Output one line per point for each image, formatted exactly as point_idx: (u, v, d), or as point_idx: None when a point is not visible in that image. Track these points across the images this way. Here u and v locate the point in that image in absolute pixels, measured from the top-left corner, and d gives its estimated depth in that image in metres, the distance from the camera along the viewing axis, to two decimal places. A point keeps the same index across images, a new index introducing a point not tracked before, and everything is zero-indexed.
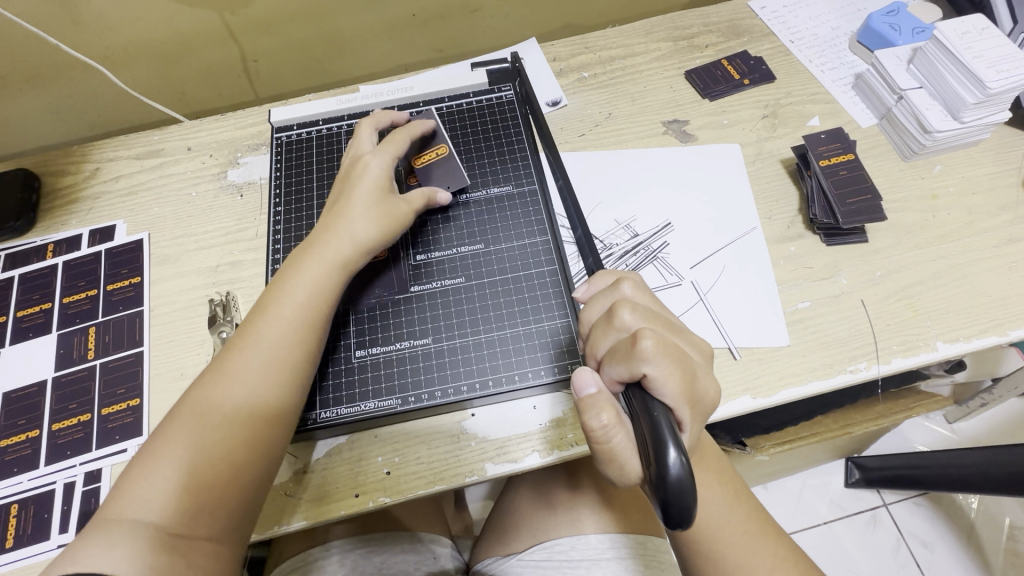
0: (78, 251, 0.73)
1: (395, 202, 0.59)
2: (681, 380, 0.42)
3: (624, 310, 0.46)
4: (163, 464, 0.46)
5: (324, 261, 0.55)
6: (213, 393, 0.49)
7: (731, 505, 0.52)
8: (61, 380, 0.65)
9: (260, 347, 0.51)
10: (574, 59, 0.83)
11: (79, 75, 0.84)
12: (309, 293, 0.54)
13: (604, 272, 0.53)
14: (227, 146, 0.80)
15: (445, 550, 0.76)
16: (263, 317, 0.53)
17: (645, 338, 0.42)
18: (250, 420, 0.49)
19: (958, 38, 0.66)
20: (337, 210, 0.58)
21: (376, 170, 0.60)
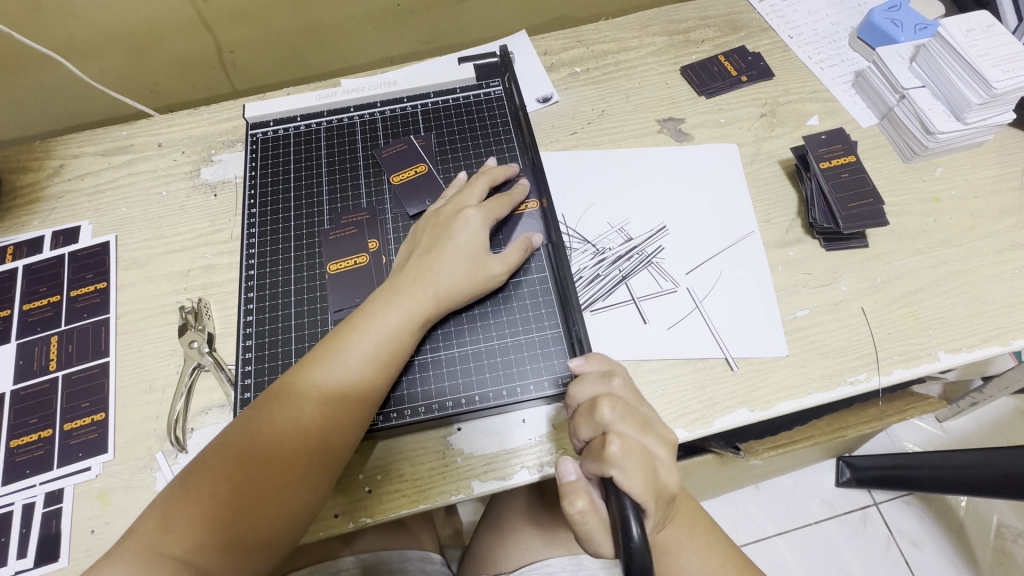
0: (40, 254, 0.69)
1: (489, 261, 0.56)
2: (648, 482, 0.41)
3: (602, 407, 0.44)
4: (204, 507, 0.45)
5: (401, 310, 0.52)
6: (268, 441, 0.47)
7: (706, 557, 0.51)
8: (20, 393, 0.61)
9: (323, 403, 0.48)
10: (566, 53, 0.80)
11: (43, 66, 0.79)
12: (379, 344, 0.51)
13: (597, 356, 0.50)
14: (201, 143, 0.76)
15: (436, 568, 0.72)
16: (335, 367, 0.50)
17: (613, 443, 0.41)
18: (299, 478, 0.47)
19: (963, 36, 0.64)
20: (430, 260, 0.55)
21: (476, 229, 0.57)
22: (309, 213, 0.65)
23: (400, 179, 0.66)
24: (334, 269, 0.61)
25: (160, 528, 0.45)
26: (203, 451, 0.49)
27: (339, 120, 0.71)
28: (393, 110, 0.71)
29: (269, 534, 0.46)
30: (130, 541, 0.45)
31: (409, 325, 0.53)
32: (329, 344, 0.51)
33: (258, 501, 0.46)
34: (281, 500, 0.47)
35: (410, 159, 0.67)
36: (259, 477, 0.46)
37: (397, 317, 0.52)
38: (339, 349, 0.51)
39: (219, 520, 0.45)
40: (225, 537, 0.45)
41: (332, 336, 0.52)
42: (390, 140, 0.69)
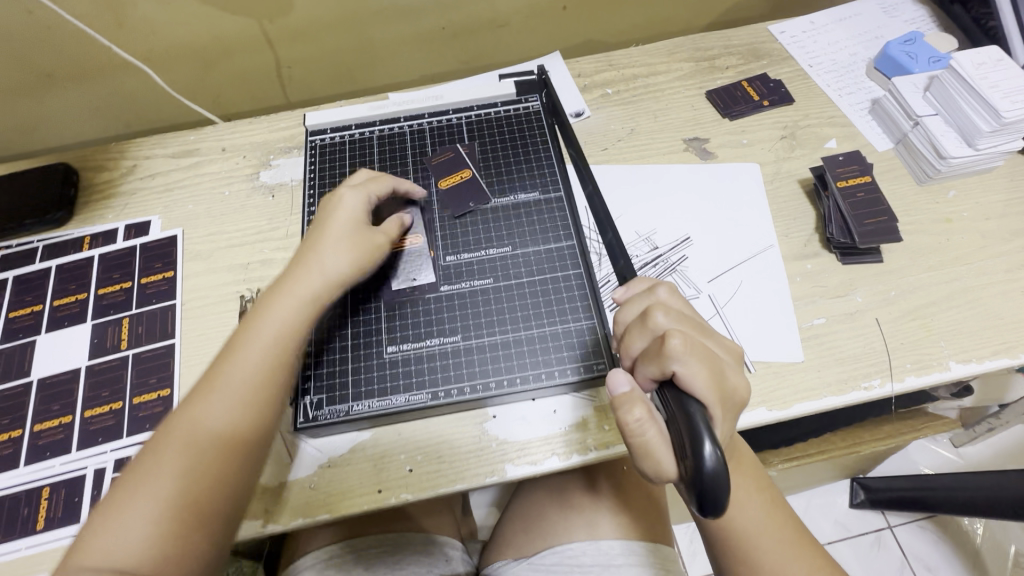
0: (113, 244, 0.75)
1: (372, 233, 0.62)
2: (709, 377, 0.43)
3: (656, 312, 0.48)
4: (145, 502, 0.46)
5: (292, 294, 0.57)
6: (196, 426, 0.50)
7: (769, 513, 0.52)
8: (94, 368, 0.66)
9: (236, 382, 0.52)
10: (598, 76, 0.86)
11: (122, 75, 0.87)
12: (281, 325, 0.55)
13: (639, 279, 0.54)
14: (261, 148, 0.83)
15: (456, 552, 0.78)
16: (258, 355, 0.54)
17: (673, 337, 0.44)
18: (238, 451, 0.50)
19: (974, 69, 0.68)
20: (312, 246, 0.60)
21: (353, 206, 0.62)
22: None
23: (446, 184, 0.72)
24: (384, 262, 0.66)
25: (99, 535, 0.45)
26: (134, 459, 0.50)
27: (390, 129, 0.77)
28: (439, 121, 0.77)
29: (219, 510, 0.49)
30: (76, 557, 0.44)
31: (308, 304, 0.57)
32: (234, 336, 0.55)
33: (195, 480, 0.48)
34: (225, 477, 0.49)
35: (456, 165, 0.73)
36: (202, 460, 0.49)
37: (290, 299, 0.57)
38: (246, 334, 0.55)
39: (171, 509, 0.47)
40: (173, 524, 0.46)
41: (240, 327, 0.56)
42: (437, 149, 0.75)
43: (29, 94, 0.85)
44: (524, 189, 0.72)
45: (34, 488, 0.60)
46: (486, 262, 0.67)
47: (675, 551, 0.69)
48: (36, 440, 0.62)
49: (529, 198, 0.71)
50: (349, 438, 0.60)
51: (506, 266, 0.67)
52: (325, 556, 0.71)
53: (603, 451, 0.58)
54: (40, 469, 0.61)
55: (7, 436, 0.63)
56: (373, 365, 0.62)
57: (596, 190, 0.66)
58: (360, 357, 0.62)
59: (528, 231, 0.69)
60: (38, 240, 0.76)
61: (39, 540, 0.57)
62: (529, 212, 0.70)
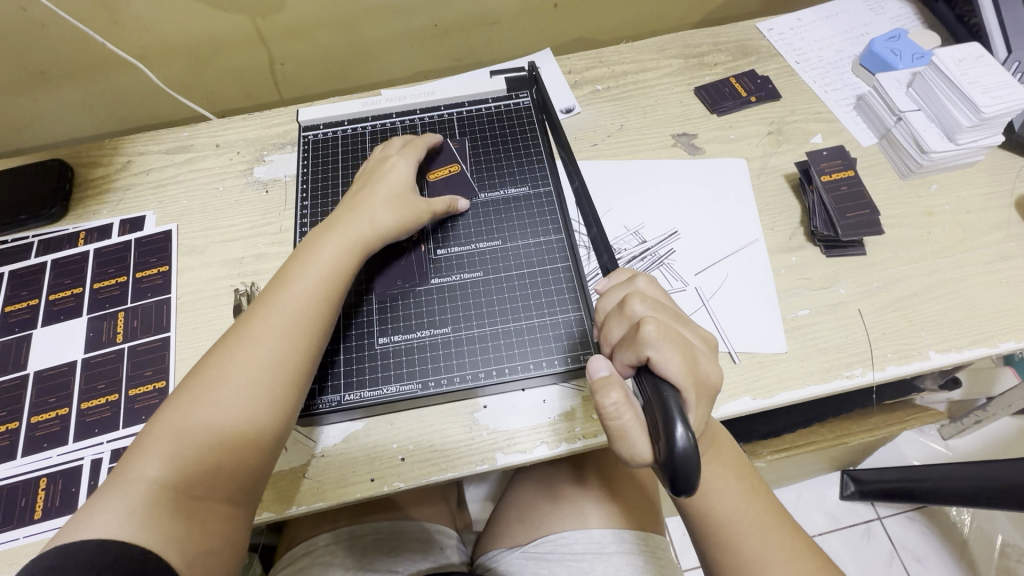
0: (109, 239, 0.76)
1: (414, 200, 0.65)
2: (683, 363, 0.44)
3: (634, 301, 0.49)
4: (175, 438, 0.50)
5: (334, 243, 0.59)
6: (229, 364, 0.52)
7: (748, 499, 0.54)
8: (90, 361, 0.67)
9: (277, 325, 0.54)
10: (589, 72, 0.87)
11: (116, 73, 0.88)
12: (319, 276, 0.58)
13: (621, 270, 0.56)
14: (254, 144, 0.84)
15: (451, 541, 0.79)
16: (295, 299, 0.56)
17: (648, 323, 0.45)
18: (267, 394, 0.52)
19: (955, 65, 0.70)
20: (360, 201, 0.63)
21: (402, 171, 0.66)
22: None
23: (437, 176, 0.72)
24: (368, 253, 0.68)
25: (138, 463, 0.49)
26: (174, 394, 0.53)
27: (382, 125, 0.78)
28: (431, 117, 0.78)
29: (242, 450, 0.51)
30: (116, 483, 0.48)
31: (345, 257, 0.59)
32: (275, 282, 0.58)
33: (222, 420, 0.50)
34: (251, 417, 0.51)
35: (448, 159, 0.74)
36: (233, 401, 0.51)
37: (332, 247, 0.59)
38: (285, 282, 0.57)
39: (196, 446, 0.50)
40: (200, 461, 0.49)
41: (277, 275, 0.58)
42: None
43: (23, 92, 0.86)
44: (514, 184, 0.73)
45: (32, 479, 0.61)
46: (476, 255, 0.68)
47: (666, 540, 0.71)
48: (34, 431, 0.63)
49: (519, 192, 0.72)
50: (342, 428, 0.61)
51: (496, 258, 0.68)
52: (323, 544, 0.73)
53: (590, 440, 0.59)
54: (37, 461, 0.62)
55: (5, 428, 0.63)
56: (365, 357, 0.63)
57: (583, 188, 0.69)
58: (352, 349, 0.63)
59: (518, 225, 0.70)
60: (32, 235, 0.76)
61: (38, 530, 0.58)
62: (518, 206, 0.71)
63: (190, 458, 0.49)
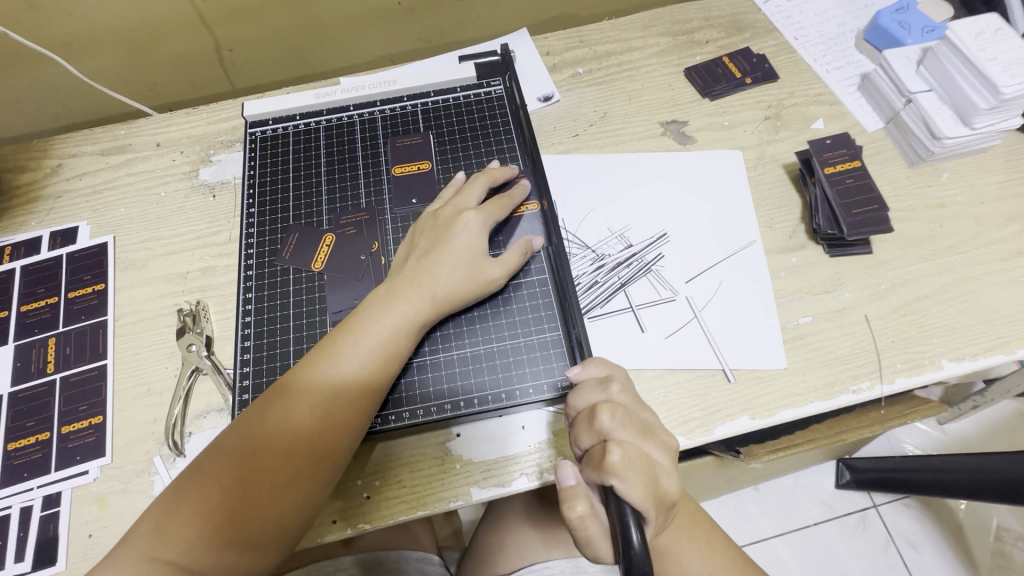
0: (38, 254, 0.68)
1: (487, 264, 0.56)
2: (647, 491, 0.39)
3: (603, 413, 0.42)
4: (197, 514, 0.45)
5: (390, 315, 0.52)
6: (267, 439, 0.47)
7: (706, 559, 0.49)
8: (18, 395, 0.60)
9: (320, 405, 0.48)
10: (569, 54, 0.79)
11: (41, 66, 0.78)
12: (369, 348, 0.51)
13: (596, 363, 0.49)
14: (200, 143, 0.75)
15: (433, 567, 0.74)
16: (342, 368, 0.50)
17: (614, 450, 0.39)
18: (303, 481, 0.47)
19: (972, 40, 0.63)
20: (427, 263, 0.54)
21: (476, 231, 0.57)
22: (308, 212, 0.64)
23: (401, 172, 0.66)
24: (319, 266, 0.61)
25: (157, 533, 0.45)
26: (207, 452, 0.49)
27: (338, 119, 0.70)
28: (393, 109, 0.70)
29: (261, 538, 0.46)
30: (129, 546, 0.45)
31: (405, 326, 0.52)
32: (323, 349, 0.51)
33: (248, 503, 0.46)
34: (280, 504, 0.47)
35: (416, 155, 0.67)
36: (264, 483, 0.46)
37: (382, 319, 0.52)
38: (334, 351, 0.51)
39: (216, 528, 0.45)
40: (210, 532, 0.45)
41: (324, 342, 0.52)
42: (396, 137, 0.68)
43: None
44: None
45: None
46: None
47: None
48: None
49: None
50: None
51: None
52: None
53: None
54: None
55: None
56: None
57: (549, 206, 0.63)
58: None
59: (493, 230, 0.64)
60: None
61: None
62: None
63: (208, 538, 0.45)
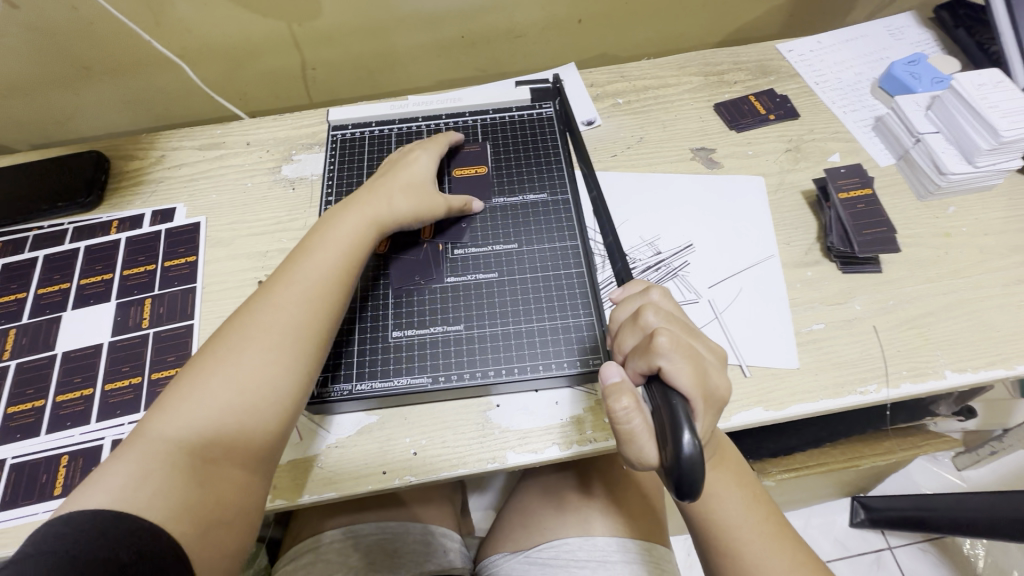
0: (140, 228, 0.79)
1: (434, 197, 0.67)
2: (695, 374, 0.43)
3: (648, 311, 0.48)
4: (207, 387, 0.49)
5: (356, 217, 0.61)
6: (254, 318, 0.53)
7: (749, 507, 0.53)
8: (116, 344, 0.69)
9: (304, 281, 0.56)
10: (610, 86, 0.89)
11: (154, 71, 0.91)
12: (339, 252, 0.59)
13: (635, 281, 0.55)
14: (284, 144, 0.86)
15: (454, 545, 0.80)
16: (320, 253, 0.58)
17: (662, 334, 0.44)
18: (288, 357, 0.52)
19: (975, 89, 0.71)
20: (379, 188, 0.65)
21: (424, 165, 0.69)
22: None
23: (461, 175, 0.75)
24: (383, 250, 0.69)
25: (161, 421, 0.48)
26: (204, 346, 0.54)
27: (408, 128, 0.80)
28: (456, 123, 0.80)
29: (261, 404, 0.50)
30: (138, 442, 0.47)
31: (364, 223, 0.61)
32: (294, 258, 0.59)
33: (238, 385, 0.49)
34: (280, 364, 0.52)
35: (474, 161, 0.76)
36: (266, 346, 0.52)
37: (352, 221, 0.61)
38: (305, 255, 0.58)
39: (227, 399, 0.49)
40: (217, 414, 0.48)
41: (303, 244, 0.60)
42: (457, 146, 0.78)
43: (67, 86, 0.90)
44: (533, 191, 0.75)
45: (54, 456, 0.62)
46: (492, 256, 0.70)
47: (671, 551, 0.71)
48: (58, 410, 0.65)
49: (537, 199, 0.74)
50: (357, 421, 0.62)
51: (511, 261, 0.69)
52: (328, 539, 0.74)
53: (601, 443, 0.59)
54: (60, 438, 0.63)
55: (31, 404, 0.65)
56: (379, 347, 0.64)
57: (600, 197, 0.70)
58: (367, 339, 0.64)
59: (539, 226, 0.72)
60: (68, 222, 0.80)
61: (57, 505, 0.59)
62: (534, 212, 0.73)
63: (217, 412, 0.49)
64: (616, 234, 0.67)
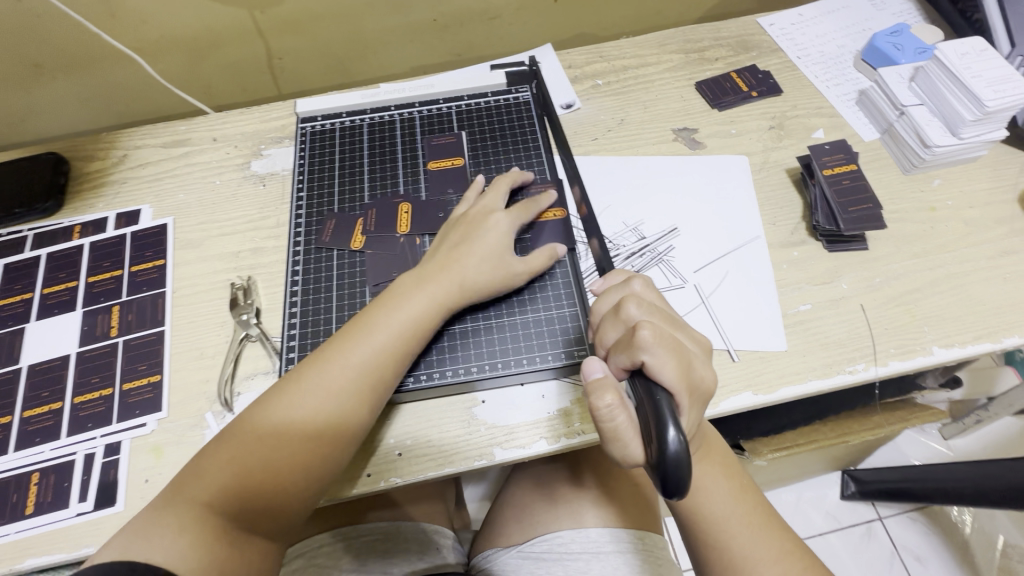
0: (104, 233, 0.75)
1: (511, 259, 0.62)
2: (679, 366, 0.41)
3: (630, 304, 0.47)
4: (249, 464, 0.51)
5: (424, 297, 0.58)
6: (310, 400, 0.53)
7: (737, 496, 0.53)
8: (84, 355, 0.67)
9: (362, 368, 0.54)
10: (589, 67, 0.86)
11: (112, 67, 0.87)
12: (400, 331, 0.57)
13: (616, 274, 0.55)
14: (252, 138, 0.83)
15: (447, 541, 0.79)
16: (379, 334, 0.56)
17: (643, 327, 0.42)
18: (338, 443, 0.53)
19: (958, 58, 0.69)
20: (458, 253, 0.61)
21: (504, 230, 0.63)
22: (351, 197, 0.71)
23: (437, 166, 0.73)
24: (357, 245, 0.67)
25: (199, 484, 0.50)
26: (254, 405, 0.54)
27: (381, 117, 0.77)
28: (430, 110, 0.78)
29: (295, 489, 0.52)
30: (175, 498, 0.50)
31: (433, 307, 0.58)
32: (354, 327, 0.57)
33: (280, 464, 0.51)
34: (321, 457, 0.52)
35: (450, 150, 0.74)
36: (310, 439, 0.52)
37: (418, 302, 0.58)
38: (367, 326, 0.57)
39: (266, 476, 0.51)
40: (257, 490, 0.50)
41: (364, 313, 0.58)
42: (432, 136, 0.75)
43: (19, 85, 0.85)
44: None
45: (24, 474, 0.60)
46: None
47: (664, 539, 0.71)
48: (27, 425, 0.62)
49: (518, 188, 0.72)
50: None
51: None
52: (317, 544, 0.72)
53: (589, 435, 0.58)
54: (30, 455, 0.61)
55: None
56: None
57: (580, 185, 0.72)
58: None
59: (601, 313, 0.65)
60: (27, 229, 0.76)
61: (30, 525, 0.57)
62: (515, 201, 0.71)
63: (256, 488, 0.50)
64: (597, 228, 0.70)
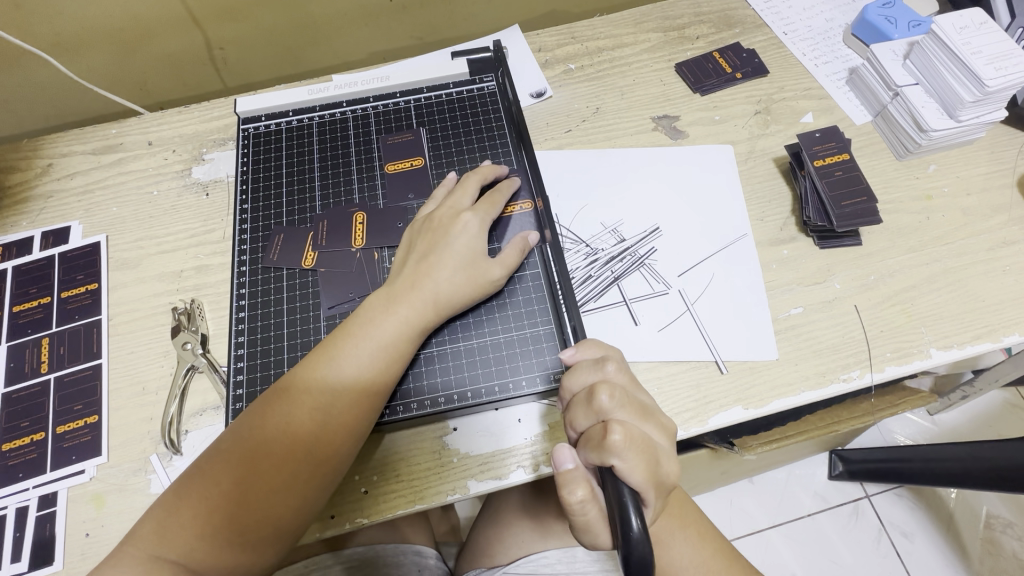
0: (30, 255, 0.68)
1: (487, 265, 0.57)
2: (649, 472, 0.40)
3: (603, 394, 0.43)
4: (205, 508, 0.46)
5: (396, 320, 0.52)
6: (273, 438, 0.48)
7: (698, 545, 0.52)
8: (11, 396, 0.60)
9: (327, 401, 0.49)
10: (561, 50, 0.79)
11: (29, 64, 0.78)
12: (371, 359, 0.51)
13: (592, 346, 0.49)
14: (192, 141, 0.75)
15: (429, 561, 0.74)
16: (346, 363, 0.50)
17: (615, 430, 0.41)
18: (306, 486, 0.48)
19: (957, 33, 0.64)
20: (427, 266, 0.55)
21: (475, 233, 0.57)
22: (301, 207, 0.65)
23: (395, 169, 0.66)
24: (309, 263, 0.61)
25: (152, 531, 0.46)
26: (219, 440, 0.50)
27: (332, 115, 0.70)
28: (386, 106, 0.71)
29: (259, 538, 0.47)
30: (132, 544, 0.46)
31: (406, 330, 0.52)
32: (321, 353, 0.52)
33: (240, 514, 0.46)
34: (285, 504, 0.47)
35: (408, 151, 0.67)
36: (273, 483, 0.47)
37: (389, 326, 0.52)
38: (335, 353, 0.51)
39: (225, 524, 0.46)
40: (215, 540, 0.46)
41: (334, 337, 0.52)
42: (388, 134, 0.68)
43: None
44: None
45: None
46: None
47: None
48: None
49: None
50: None
51: None
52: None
53: None
54: None
55: None
56: None
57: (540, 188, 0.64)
58: None
59: (580, 312, 0.60)
60: None
61: None
62: None
63: (214, 536, 0.46)
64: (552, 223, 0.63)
